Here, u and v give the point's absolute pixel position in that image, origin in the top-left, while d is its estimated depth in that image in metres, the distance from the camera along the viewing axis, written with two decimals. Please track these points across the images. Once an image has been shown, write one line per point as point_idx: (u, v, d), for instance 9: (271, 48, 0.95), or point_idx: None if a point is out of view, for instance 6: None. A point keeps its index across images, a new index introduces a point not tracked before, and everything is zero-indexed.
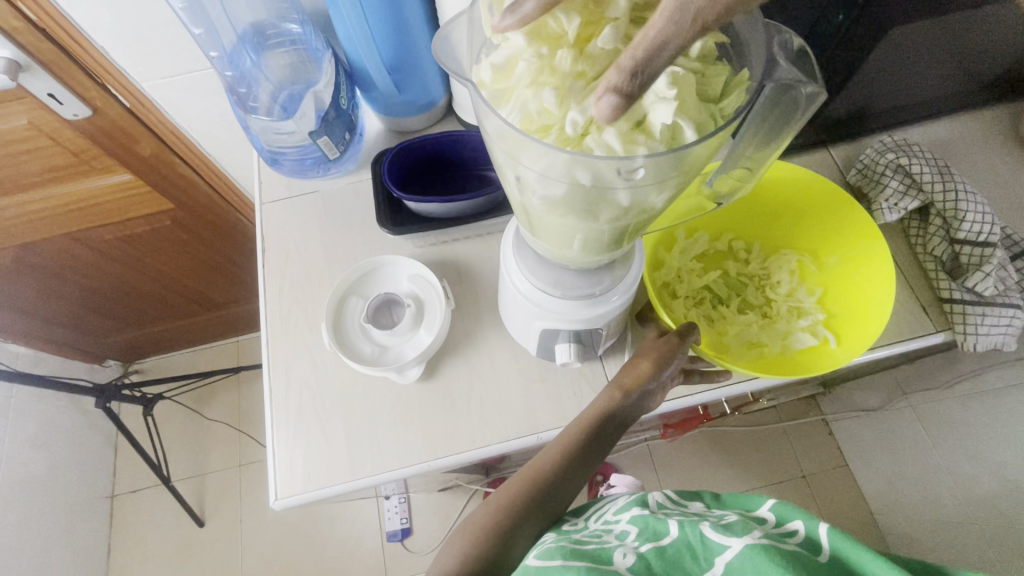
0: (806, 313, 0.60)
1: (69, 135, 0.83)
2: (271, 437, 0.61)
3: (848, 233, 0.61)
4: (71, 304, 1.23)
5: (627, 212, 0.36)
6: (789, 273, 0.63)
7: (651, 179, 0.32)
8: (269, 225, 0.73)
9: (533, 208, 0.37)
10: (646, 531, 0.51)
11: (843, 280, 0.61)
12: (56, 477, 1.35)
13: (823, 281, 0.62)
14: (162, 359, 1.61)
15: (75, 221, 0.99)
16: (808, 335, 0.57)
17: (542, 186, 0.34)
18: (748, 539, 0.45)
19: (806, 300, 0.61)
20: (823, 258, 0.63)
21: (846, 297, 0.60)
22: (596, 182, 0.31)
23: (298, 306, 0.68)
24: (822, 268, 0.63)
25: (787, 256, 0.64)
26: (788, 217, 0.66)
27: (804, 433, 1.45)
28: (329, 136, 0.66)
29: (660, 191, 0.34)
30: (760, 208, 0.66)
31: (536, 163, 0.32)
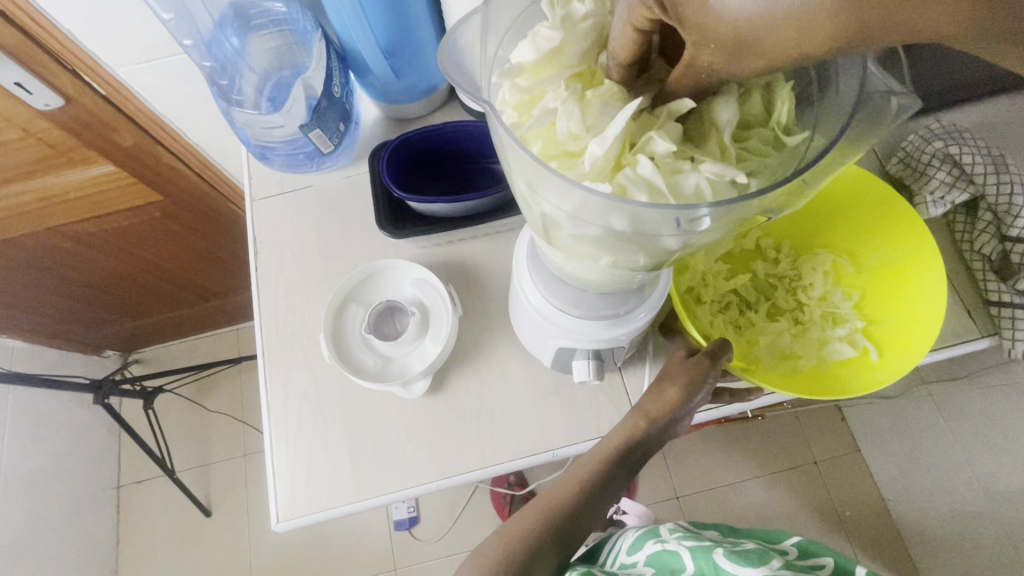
0: (843, 320, 0.55)
1: (43, 127, 0.77)
2: (270, 454, 0.58)
3: (890, 235, 0.56)
4: (63, 297, 1.19)
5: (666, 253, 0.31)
6: (824, 275, 0.58)
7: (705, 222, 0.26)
8: (259, 224, 0.68)
9: (552, 235, 0.32)
10: (662, 569, 0.52)
11: (884, 287, 0.56)
12: (61, 470, 1.34)
13: (861, 284, 0.57)
14: (161, 349, 1.58)
15: (59, 216, 0.94)
16: (846, 346, 0.53)
17: (568, 226, 0.28)
18: (764, 570, 0.45)
19: (842, 305, 0.56)
20: (861, 258, 0.58)
21: (888, 303, 0.55)
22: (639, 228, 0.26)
23: (294, 313, 0.64)
24: (860, 270, 0.58)
25: (822, 255, 0.59)
26: (824, 213, 0.60)
27: (816, 419, 1.42)
28: (322, 129, 0.60)
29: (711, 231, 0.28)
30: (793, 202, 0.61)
31: (564, 201, 0.26)
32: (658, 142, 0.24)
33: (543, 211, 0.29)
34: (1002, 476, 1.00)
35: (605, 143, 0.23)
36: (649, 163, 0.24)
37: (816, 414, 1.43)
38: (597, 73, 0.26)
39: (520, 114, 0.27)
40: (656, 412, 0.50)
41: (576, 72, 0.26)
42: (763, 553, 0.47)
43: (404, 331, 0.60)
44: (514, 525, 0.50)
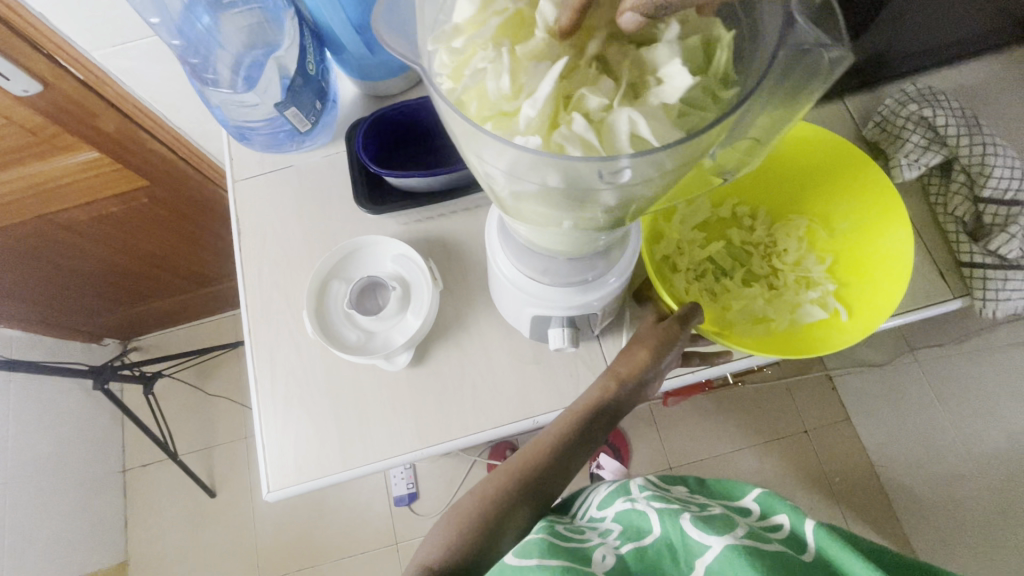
0: (815, 284, 0.56)
1: (25, 114, 0.77)
2: (259, 428, 0.59)
3: (860, 199, 0.57)
4: (58, 285, 1.20)
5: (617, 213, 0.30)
6: (798, 240, 0.59)
7: (646, 173, 0.24)
8: (242, 204, 0.68)
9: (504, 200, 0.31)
10: (627, 530, 0.51)
11: (856, 250, 0.57)
12: (67, 456, 1.37)
13: (834, 248, 0.58)
14: (158, 336, 1.59)
15: (48, 203, 0.94)
16: (818, 308, 0.54)
17: (509, 190, 0.28)
18: (728, 539, 0.44)
19: (815, 269, 0.57)
20: (834, 223, 0.59)
21: (859, 266, 0.56)
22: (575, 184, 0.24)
23: (278, 291, 0.65)
24: (833, 235, 0.58)
25: (795, 222, 0.60)
26: (798, 180, 0.61)
27: (807, 389, 1.44)
28: (297, 107, 0.61)
29: (654, 184, 0.27)
30: (768, 170, 0.61)
31: (502, 157, 0.24)
32: (591, 98, 0.23)
33: (487, 173, 0.28)
34: (986, 438, 1.02)
35: (537, 104, 0.22)
36: (583, 119, 0.23)
37: (807, 385, 1.44)
38: (527, 23, 0.24)
39: (455, 79, 0.25)
40: (628, 372, 0.51)
41: (509, 18, 0.24)
42: (729, 521, 0.47)
43: (386, 305, 0.61)
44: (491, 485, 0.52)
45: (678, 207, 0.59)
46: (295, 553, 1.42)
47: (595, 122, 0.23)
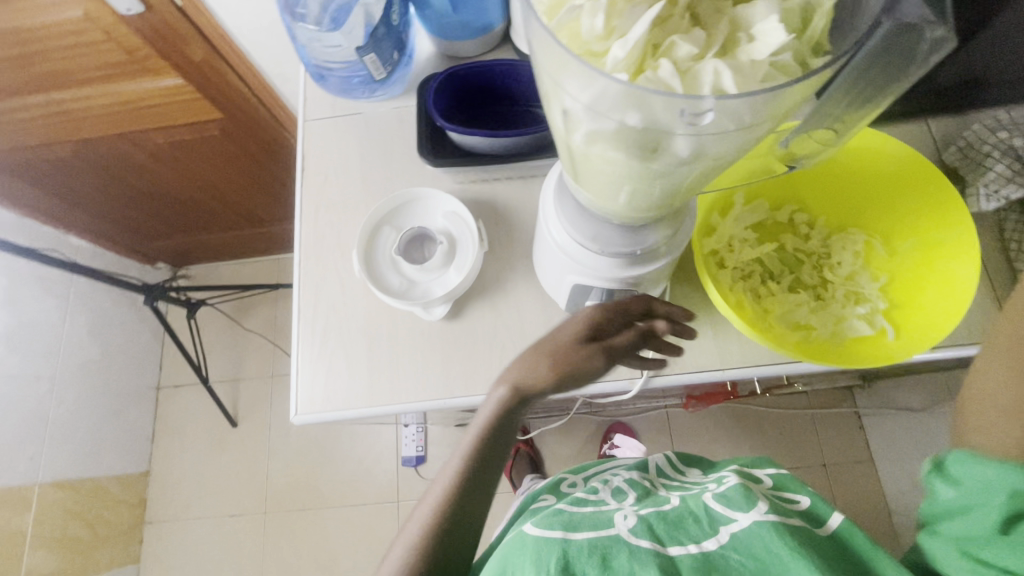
0: (865, 300, 0.55)
1: (123, 33, 0.81)
2: (295, 355, 0.62)
3: (927, 220, 0.55)
4: (125, 203, 1.28)
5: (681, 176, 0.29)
6: (854, 255, 0.58)
7: (720, 126, 0.24)
8: (310, 143, 0.71)
9: (568, 153, 0.31)
10: (644, 499, 0.55)
11: (913, 271, 0.55)
12: (109, 363, 1.46)
13: (891, 267, 0.56)
14: (206, 268, 1.67)
15: (129, 122, 1.00)
16: (864, 324, 0.53)
17: (580, 134, 0.27)
18: (754, 513, 0.48)
19: (867, 285, 0.56)
20: (895, 242, 0.57)
21: (914, 288, 0.54)
22: (651, 126, 0.24)
23: (331, 230, 0.67)
24: (891, 254, 0.57)
25: (854, 236, 0.58)
26: (864, 194, 0.59)
27: (833, 424, 1.39)
28: (377, 54, 0.63)
29: (725, 148, 0.27)
30: (834, 180, 0.60)
31: (584, 91, 0.24)
32: (681, 47, 0.23)
33: (560, 114, 0.28)
34: None
35: (628, 44, 0.23)
36: (671, 66, 0.23)
37: (834, 419, 1.40)
38: None
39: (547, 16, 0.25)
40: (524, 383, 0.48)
41: None
42: (750, 492, 0.51)
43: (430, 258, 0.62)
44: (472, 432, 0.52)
45: (735, 203, 0.59)
46: (301, 492, 1.48)
47: (683, 71, 0.23)
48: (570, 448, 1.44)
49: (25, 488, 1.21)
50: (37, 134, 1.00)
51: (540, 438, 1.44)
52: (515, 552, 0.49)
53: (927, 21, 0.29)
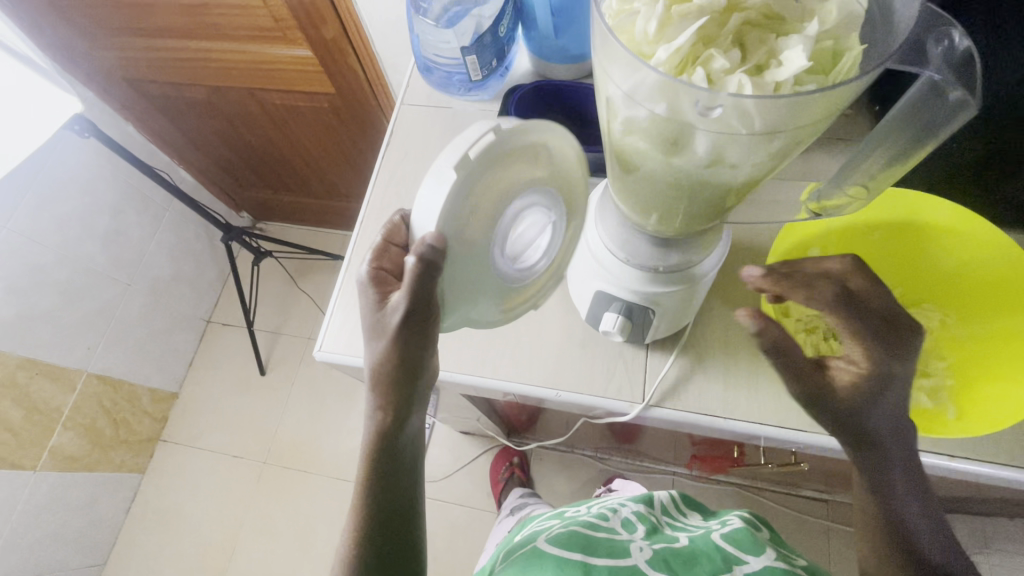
0: (931, 375, 0.53)
1: (277, 5, 0.94)
2: (335, 299, 0.68)
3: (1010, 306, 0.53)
4: (232, 150, 1.44)
5: (703, 180, 0.33)
6: (926, 330, 0.55)
7: (732, 125, 0.28)
8: (400, 124, 0.79)
9: (610, 147, 0.37)
10: (655, 534, 0.55)
11: (993, 357, 0.52)
12: (176, 287, 1.60)
13: (965, 349, 0.54)
14: (281, 226, 1.81)
15: (256, 80, 1.14)
16: (925, 397, 0.51)
17: (621, 121, 0.32)
18: (768, 561, 0.48)
19: (934, 362, 0.54)
20: (972, 326, 0.55)
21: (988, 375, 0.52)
22: (676, 118, 0.29)
23: (396, 200, 0.74)
24: (968, 336, 0.55)
25: (928, 312, 0.56)
26: (946, 275, 0.57)
27: (849, 545, 1.29)
28: (478, 57, 0.70)
29: (750, 150, 0.31)
30: (920, 254, 0.58)
31: (625, 79, 0.29)
32: (717, 61, 0.26)
33: (607, 103, 0.33)
34: None
35: (671, 49, 0.26)
36: (705, 74, 0.26)
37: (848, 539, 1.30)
38: None
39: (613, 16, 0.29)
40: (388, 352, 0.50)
41: None
42: (759, 543, 0.52)
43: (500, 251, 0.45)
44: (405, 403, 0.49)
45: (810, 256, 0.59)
46: (303, 453, 1.54)
47: (716, 77, 0.26)
48: (565, 485, 1.43)
49: (74, 372, 1.34)
50: (182, 73, 1.16)
51: (539, 469, 1.44)
52: (540, 560, 0.50)
53: (948, 83, 0.35)
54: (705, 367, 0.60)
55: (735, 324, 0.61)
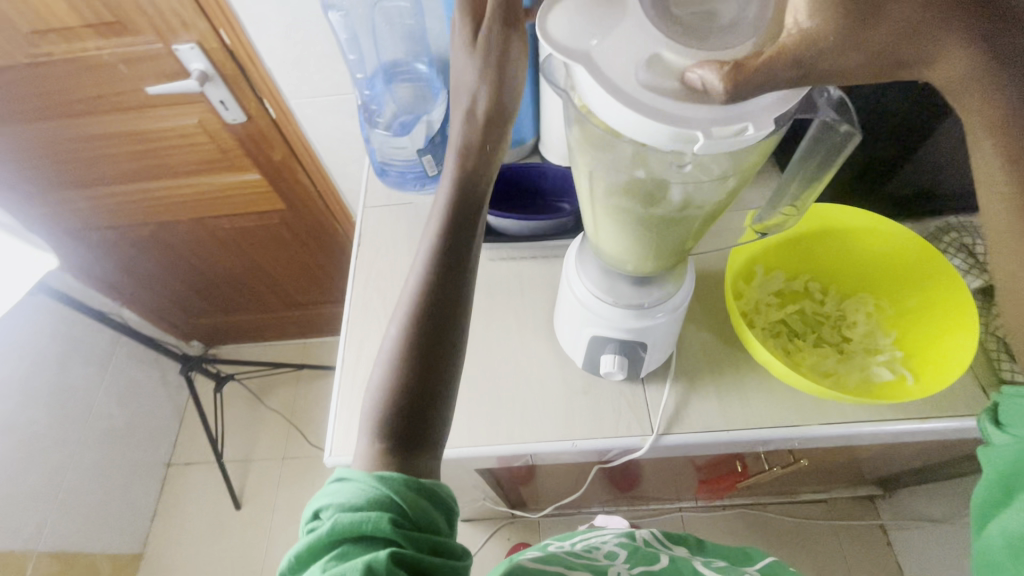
0: (883, 351, 0.62)
1: (224, 137, 1.00)
2: (335, 400, 0.69)
3: (927, 282, 0.63)
4: (180, 282, 1.42)
5: (677, 218, 0.44)
6: (866, 315, 0.65)
7: (696, 176, 0.38)
8: (366, 225, 0.84)
9: (592, 211, 0.47)
10: (635, 557, 0.59)
11: (926, 326, 0.62)
12: (130, 434, 1.49)
13: (901, 324, 0.64)
14: (237, 348, 1.76)
15: (205, 209, 1.16)
16: (886, 370, 0.60)
17: (603, 185, 0.43)
18: None
19: (881, 339, 0.63)
20: (901, 303, 0.65)
21: (926, 341, 0.61)
22: (652, 176, 0.39)
23: (377, 294, 0.77)
24: (900, 313, 0.65)
25: (864, 299, 0.66)
26: (870, 267, 0.67)
27: (857, 539, 1.34)
28: (433, 155, 0.78)
29: (712, 192, 0.41)
30: (844, 253, 0.68)
31: (608, 152, 0.39)
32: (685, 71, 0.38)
33: (588, 175, 0.43)
34: None
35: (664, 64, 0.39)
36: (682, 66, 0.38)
37: (855, 533, 1.35)
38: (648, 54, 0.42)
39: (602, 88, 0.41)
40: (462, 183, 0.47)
41: None
42: None
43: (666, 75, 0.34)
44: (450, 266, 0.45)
45: (757, 273, 0.69)
46: None
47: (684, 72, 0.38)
48: None
49: (21, 555, 1.18)
50: (127, 214, 1.17)
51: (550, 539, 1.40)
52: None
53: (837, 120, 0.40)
54: (697, 389, 0.65)
55: (713, 344, 0.68)
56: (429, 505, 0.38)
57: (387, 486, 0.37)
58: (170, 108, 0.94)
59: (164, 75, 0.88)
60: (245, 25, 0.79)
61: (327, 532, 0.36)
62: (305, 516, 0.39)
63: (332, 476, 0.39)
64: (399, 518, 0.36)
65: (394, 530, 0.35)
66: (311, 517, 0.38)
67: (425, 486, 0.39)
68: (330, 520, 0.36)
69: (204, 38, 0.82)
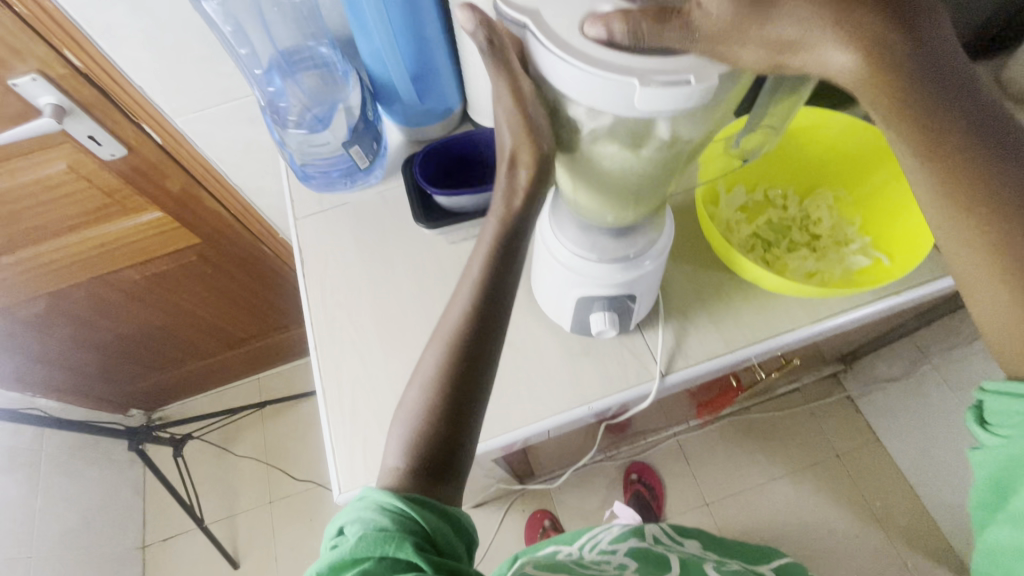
0: (852, 240, 0.65)
1: (105, 177, 0.86)
2: (328, 433, 0.63)
3: (877, 164, 0.66)
4: (97, 351, 1.25)
5: (662, 156, 0.41)
6: (828, 210, 0.68)
7: (687, 111, 0.35)
8: (303, 239, 0.76)
9: (573, 165, 0.45)
10: (645, 564, 0.62)
11: (885, 208, 0.65)
12: (90, 529, 1.33)
13: (861, 210, 0.67)
14: (183, 404, 1.60)
15: (105, 264, 1.01)
16: (861, 257, 0.63)
17: (586, 133, 0.40)
18: None
19: (848, 229, 0.66)
20: (855, 190, 0.68)
21: (888, 221, 0.64)
22: (637, 118, 0.36)
23: (340, 310, 0.70)
24: (856, 200, 0.67)
25: (822, 194, 0.68)
26: (820, 162, 0.69)
27: (833, 413, 1.45)
28: (361, 145, 0.71)
29: (695, 124, 0.39)
30: (794, 153, 0.70)
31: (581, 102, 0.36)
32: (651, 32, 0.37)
33: (568, 126, 0.41)
34: None
35: None
36: None
37: (831, 408, 1.46)
38: None
39: None
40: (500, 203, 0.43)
41: None
42: None
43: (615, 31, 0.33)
44: (497, 286, 0.43)
45: (721, 192, 0.68)
46: None
47: None
48: (594, 499, 1.41)
49: None
50: (8, 293, 0.99)
51: (563, 498, 1.41)
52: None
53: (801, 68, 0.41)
54: (692, 321, 0.65)
55: (697, 272, 0.68)
56: (456, 537, 0.38)
57: (417, 511, 0.37)
58: (27, 158, 0.79)
59: (7, 120, 0.73)
60: (97, 39, 0.66)
61: (348, 547, 0.36)
62: (328, 531, 0.39)
63: (358, 494, 0.39)
64: (426, 545, 0.36)
65: (420, 554, 0.35)
66: (335, 534, 0.38)
67: (450, 516, 0.39)
68: (355, 534, 0.36)
69: (46, 65, 0.68)
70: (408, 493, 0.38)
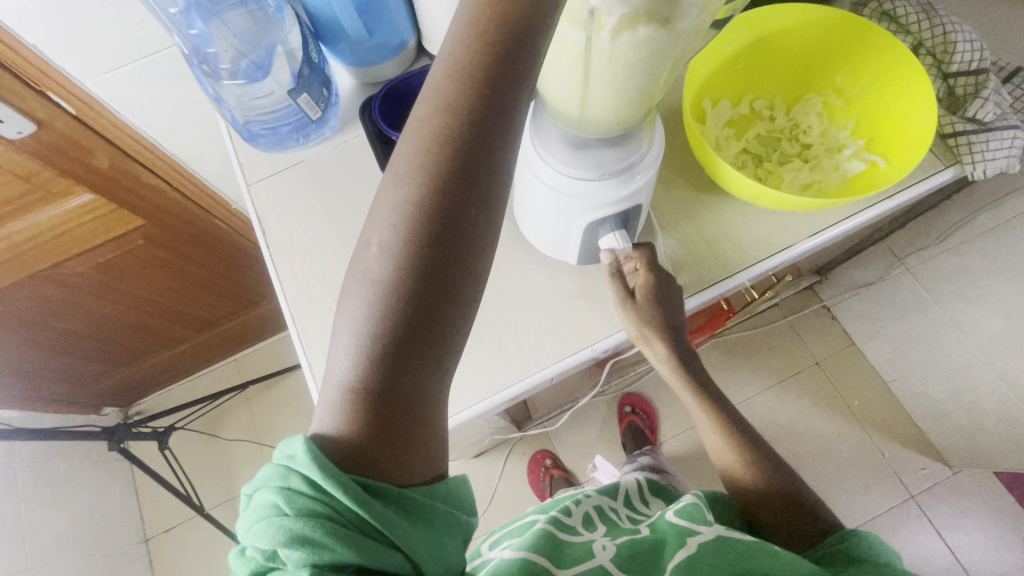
0: (845, 145, 0.62)
1: (15, 161, 0.75)
2: None
3: (866, 59, 0.62)
4: (54, 353, 1.16)
5: (689, 35, 0.37)
6: (817, 116, 0.64)
7: None
8: (260, 205, 0.69)
9: (586, 72, 0.39)
10: (615, 530, 0.52)
11: (877, 107, 0.62)
12: (84, 533, 1.29)
13: (851, 113, 0.64)
14: (161, 395, 1.54)
15: (41, 259, 0.90)
16: (856, 163, 0.61)
17: (609, 27, 0.34)
18: (716, 529, 0.48)
19: (840, 135, 0.63)
20: (845, 90, 0.64)
21: (881, 122, 0.62)
22: None
23: (314, 279, 0.65)
24: (847, 102, 0.64)
25: (811, 99, 0.65)
26: (805, 64, 0.65)
27: (810, 323, 1.50)
28: (310, 93, 0.62)
29: None
30: (779, 56, 0.65)
31: None
32: None
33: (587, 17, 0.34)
34: (985, 324, 1.04)
35: None
36: None
37: (808, 319, 1.50)
38: None
39: None
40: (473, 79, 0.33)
41: None
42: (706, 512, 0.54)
43: None
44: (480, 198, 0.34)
45: (707, 107, 0.63)
46: None
47: None
48: (591, 434, 1.45)
49: None
50: None
51: (562, 438, 1.44)
52: None
53: None
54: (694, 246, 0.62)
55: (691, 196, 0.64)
56: (432, 531, 0.36)
57: (377, 522, 0.33)
58: None
59: None
60: None
61: None
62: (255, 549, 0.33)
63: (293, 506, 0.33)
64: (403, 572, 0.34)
65: None
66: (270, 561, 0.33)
67: (421, 504, 0.36)
68: None
69: None
70: (359, 497, 0.33)
